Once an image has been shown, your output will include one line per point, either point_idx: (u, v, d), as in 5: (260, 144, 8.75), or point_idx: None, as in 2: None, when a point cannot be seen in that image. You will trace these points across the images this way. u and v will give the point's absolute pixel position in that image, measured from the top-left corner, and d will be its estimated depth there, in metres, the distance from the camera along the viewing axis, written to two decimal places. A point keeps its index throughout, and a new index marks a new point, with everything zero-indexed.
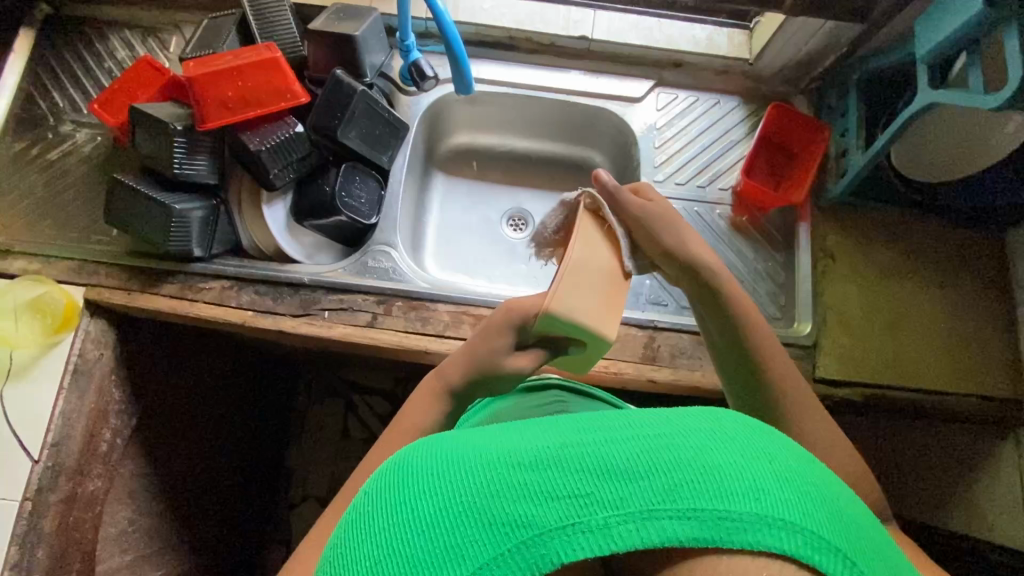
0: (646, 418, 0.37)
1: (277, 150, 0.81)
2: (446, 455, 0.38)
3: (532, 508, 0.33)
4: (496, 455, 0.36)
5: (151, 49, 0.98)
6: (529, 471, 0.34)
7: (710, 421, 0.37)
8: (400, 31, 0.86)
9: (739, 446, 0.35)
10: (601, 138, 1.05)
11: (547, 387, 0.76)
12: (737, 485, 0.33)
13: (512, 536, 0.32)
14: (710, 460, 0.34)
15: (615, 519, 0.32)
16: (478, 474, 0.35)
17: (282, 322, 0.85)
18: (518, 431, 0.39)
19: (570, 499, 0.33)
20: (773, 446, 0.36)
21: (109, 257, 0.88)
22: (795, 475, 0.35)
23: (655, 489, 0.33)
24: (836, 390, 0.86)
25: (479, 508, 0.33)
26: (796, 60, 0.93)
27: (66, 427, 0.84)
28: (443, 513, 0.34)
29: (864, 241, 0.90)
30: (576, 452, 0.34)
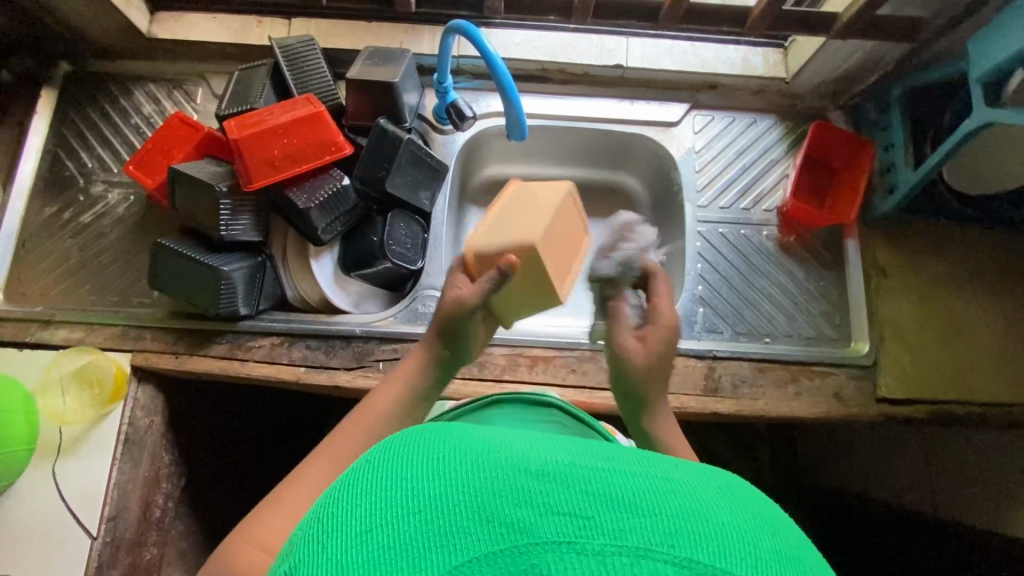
0: (660, 463, 0.34)
1: (325, 205, 0.79)
2: (451, 443, 0.35)
3: (532, 514, 0.29)
4: (505, 458, 0.32)
5: (177, 102, 0.97)
6: (534, 479, 0.30)
7: (728, 488, 0.34)
8: (438, 73, 0.85)
9: (756, 518, 0.31)
10: (635, 163, 1.04)
11: (546, 403, 0.70)
12: (749, 555, 0.28)
13: (504, 539, 0.28)
14: (724, 521, 0.30)
15: (611, 547, 0.27)
16: (483, 470, 0.31)
17: (337, 376, 0.83)
18: (523, 445, 0.36)
19: (569, 516, 0.28)
20: (791, 536, 0.32)
21: (153, 320, 0.86)
22: (813, 569, 0.30)
23: (663, 530, 0.28)
24: (901, 409, 0.85)
25: (470, 505, 0.29)
26: (834, 77, 0.92)
27: (122, 499, 0.81)
28: (436, 501, 0.30)
29: (915, 255, 0.89)
30: (584, 473, 0.31)
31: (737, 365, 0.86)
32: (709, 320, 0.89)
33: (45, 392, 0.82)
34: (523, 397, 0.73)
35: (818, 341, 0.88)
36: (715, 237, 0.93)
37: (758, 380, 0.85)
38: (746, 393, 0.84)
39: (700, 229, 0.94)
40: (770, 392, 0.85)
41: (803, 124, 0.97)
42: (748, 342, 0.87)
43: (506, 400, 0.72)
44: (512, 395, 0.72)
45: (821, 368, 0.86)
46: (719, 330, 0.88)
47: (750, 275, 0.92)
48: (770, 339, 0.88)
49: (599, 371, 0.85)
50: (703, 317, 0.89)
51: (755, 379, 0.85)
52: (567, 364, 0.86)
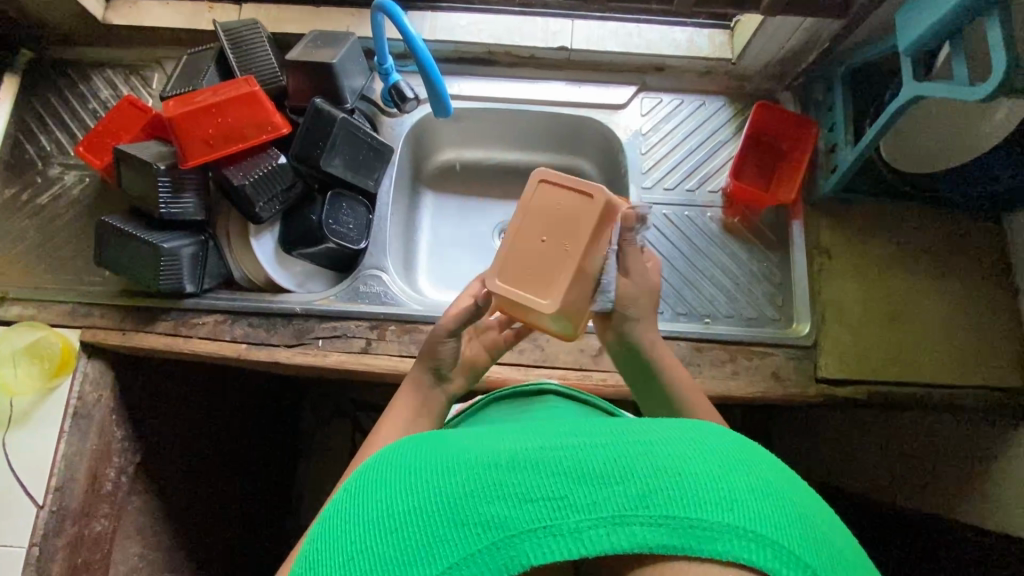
0: (625, 428, 0.39)
1: (261, 183, 0.81)
2: (434, 457, 0.40)
3: (507, 509, 0.34)
4: (481, 460, 0.38)
5: (133, 87, 0.99)
6: (511, 474, 0.36)
7: (691, 433, 0.38)
8: (378, 55, 0.86)
9: (715, 456, 0.36)
10: (587, 146, 1.04)
11: (538, 391, 0.73)
12: (709, 494, 0.34)
13: (484, 536, 0.34)
14: (685, 471, 0.35)
15: (586, 523, 0.33)
16: (462, 476, 0.37)
17: (276, 353, 0.84)
18: (506, 437, 0.41)
19: (545, 502, 0.34)
20: (752, 459, 0.37)
21: (102, 298, 0.88)
22: (770, 487, 0.36)
23: (628, 495, 0.34)
24: (840, 390, 0.84)
25: (462, 507, 0.35)
26: (778, 57, 0.92)
27: (69, 470, 0.84)
28: (424, 511, 0.36)
29: (859, 236, 0.89)
30: (555, 456, 0.36)
31: (676, 345, 0.86)
32: None
33: None
34: (518, 389, 0.75)
35: (760, 321, 0.88)
36: (658, 219, 0.93)
37: (696, 360, 0.85)
38: None
39: (644, 211, 0.94)
40: (708, 372, 0.85)
41: (751, 105, 0.97)
42: (687, 322, 0.87)
43: (508, 394, 0.74)
44: (506, 391, 0.74)
45: (760, 348, 0.86)
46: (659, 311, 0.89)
47: (693, 256, 0.91)
48: (710, 319, 0.88)
49: (536, 349, 0.86)
50: None
51: (692, 359, 0.85)
52: None
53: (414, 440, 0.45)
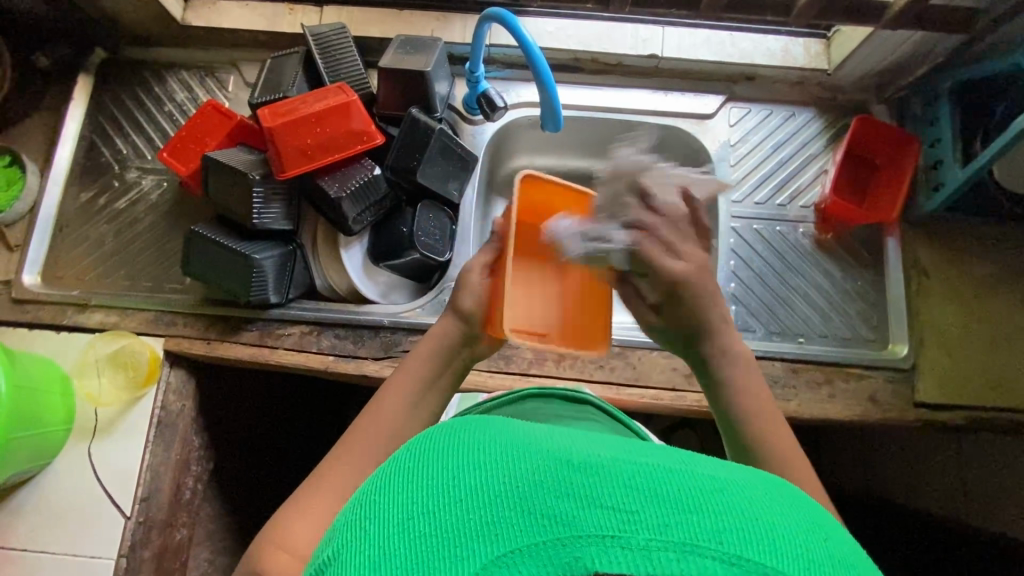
0: (702, 458, 0.34)
1: (357, 195, 0.79)
2: (492, 432, 0.35)
3: (573, 509, 0.29)
4: (547, 450, 0.32)
5: (209, 89, 0.97)
6: (577, 472, 0.30)
7: (771, 488, 0.33)
8: (471, 62, 0.84)
9: (802, 521, 0.31)
10: (668, 156, 1.02)
11: (583, 402, 0.70)
12: (794, 552, 0.28)
13: (545, 529, 0.29)
14: (771, 521, 0.29)
15: (658, 544, 0.28)
16: (524, 462, 0.32)
17: (364, 367, 0.83)
18: (566, 435, 0.36)
19: (612, 510, 0.29)
20: (836, 534, 0.32)
21: (185, 306, 0.87)
22: (860, 571, 0.30)
23: (709, 526, 0.28)
24: (939, 414, 0.82)
25: (522, 493, 0.30)
26: (879, 70, 0.89)
27: (154, 480, 0.83)
28: (477, 492, 0.31)
29: (959, 256, 0.86)
30: (629, 466, 0.31)
31: (770, 366, 0.84)
32: (741, 318, 0.87)
33: (82, 374, 0.84)
34: (560, 394, 0.72)
35: (857, 343, 0.86)
36: (749, 234, 0.91)
37: (791, 381, 0.83)
38: (778, 394, 0.82)
39: (734, 225, 0.91)
40: (803, 394, 0.83)
41: (843, 117, 0.94)
42: (781, 342, 0.85)
43: (549, 394, 0.72)
44: (549, 393, 0.72)
45: (856, 370, 0.84)
46: (751, 329, 0.87)
47: (785, 272, 0.89)
48: (805, 339, 0.86)
49: (627, 368, 0.84)
50: (735, 315, 0.87)
51: (788, 380, 0.83)
52: (595, 359, 0.85)
53: (467, 416, 0.40)
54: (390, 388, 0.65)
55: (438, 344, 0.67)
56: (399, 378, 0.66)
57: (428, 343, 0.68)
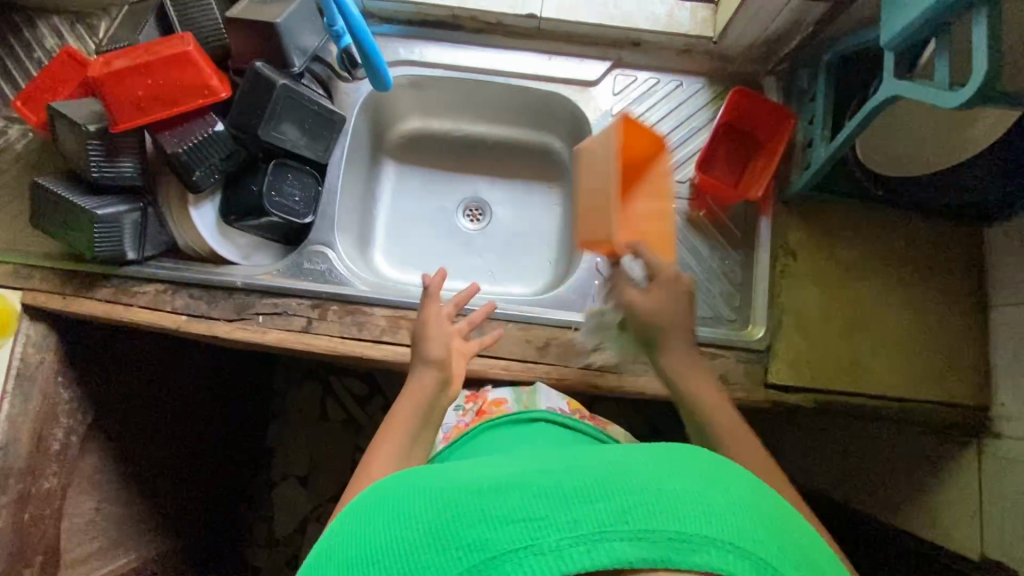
0: (605, 454, 0.39)
1: (197, 151, 0.77)
2: (422, 488, 0.40)
3: (487, 530, 0.33)
4: (469, 485, 0.37)
5: (80, 36, 0.95)
6: (489, 495, 0.35)
7: (669, 457, 0.38)
8: (327, 16, 0.80)
9: (692, 482, 0.36)
10: (558, 123, 1.00)
11: (534, 422, 0.72)
12: (692, 514, 0.33)
13: (468, 558, 0.33)
14: (663, 489, 0.35)
15: (568, 541, 0.32)
16: (442, 504, 0.36)
17: (215, 327, 0.83)
18: (490, 465, 0.41)
19: (524, 522, 0.33)
20: (728, 483, 0.38)
21: (43, 260, 0.86)
22: (745, 507, 0.36)
23: (608, 512, 0.33)
24: (786, 397, 0.82)
25: (444, 535, 0.34)
26: (763, 39, 0.85)
27: (11, 430, 0.85)
28: (404, 546, 0.35)
29: (828, 238, 0.84)
30: (536, 479, 0.36)
31: None
32: (602, 292, 0.86)
33: None
34: (508, 418, 0.73)
35: (715, 318, 0.85)
36: None
37: (643, 358, 0.83)
38: (627, 369, 0.82)
39: None
40: (655, 370, 0.82)
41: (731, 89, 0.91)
42: None
43: (498, 422, 0.73)
44: (499, 419, 0.74)
45: (711, 350, 0.83)
46: None
47: None
48: None
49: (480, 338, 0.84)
50: (597, 290, 0.86)
51: (639, 356, 0.83)
52: None
53: (389, 479, 0.45)
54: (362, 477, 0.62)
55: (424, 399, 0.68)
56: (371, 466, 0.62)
57: (416, 390, 0.68)
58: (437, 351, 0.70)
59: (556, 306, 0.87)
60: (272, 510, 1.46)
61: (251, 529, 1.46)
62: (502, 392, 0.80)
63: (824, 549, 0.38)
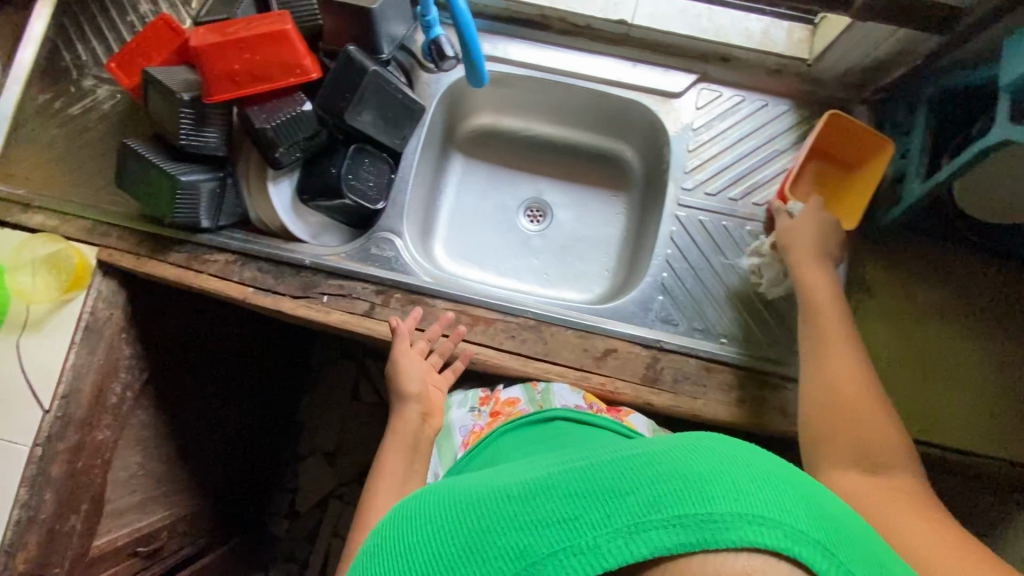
0: (628, 444, 0.37)
1: (283, 129, 0.78)
2: (450, 502, 0.38)
3: (519, 537, 0.32)
4: (496, 494, 0.36)
5: (172, 4, 0.96)
6: (516, 503, 0.34)
7: (692, 435, 0.36)
8: (421, 5, 0.80)
9: (719, 456, 0.33)
10: (633, 132, 0.98)
11: (549, 421, 0.72)
12: (723, 491, 0.31)
13: (505, 568, 0.31)
14: (689, 469, 0.32)
15: (602, 538, 0.31)
16: (472, 515, 0.35)
17: (281, 302, 0.84)
18: (515, 473, 0.39)
19: (556, 525, 0.32)
20: (750, 449, 0.35)
21: (121, 220, 0.89)
22: (775, 476, 0.33)
23: (637, 503, 0.31)
24: None
25: (477, 546, 0.33)
26: (862, 66, 0.82)
27: (75, 380, 0.87)
28: (438, 562, 0.34)
29: (906, 278, 0.82)
30: (560, 479, 0.34)
31: (684, 361, 0.82)
32: (666, 309, 0.85)
33: (15, 270, 0.86)
34: (524, 419, 0.73)
35: (781, 350, 0.82)
36: (693, 225, 0.87)
37: (702, 380, 0.81)
38: (686, 390, 0.81)
39: (679, 213, 0.88)
40: (713, 395, 0.81)
41: (819, 114, 0.88)
42: (701, 339, 0.83)
43: (515, 424, 0.73)
44: (517, 420, 0.74)
45: (773, 380, 0.81)
46: (674, 322, 0.84)
47: (722, 269, 0.86)
48: (726, 340, 0.83)
49: (538, 342, 0.83)
50: (661, 306, 0.85)
51: (699, 378, 0.81)
52: (508, 330, 0.83)
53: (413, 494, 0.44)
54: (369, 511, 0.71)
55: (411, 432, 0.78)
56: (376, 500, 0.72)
57: (403, 424, 0.79)
58: (415, 387, 0.80)
59: (616, 317, 0.85)
60: (297, 483, 1.49)
61: (275, 499, 1.48)
62: (513, 391, 0.80)
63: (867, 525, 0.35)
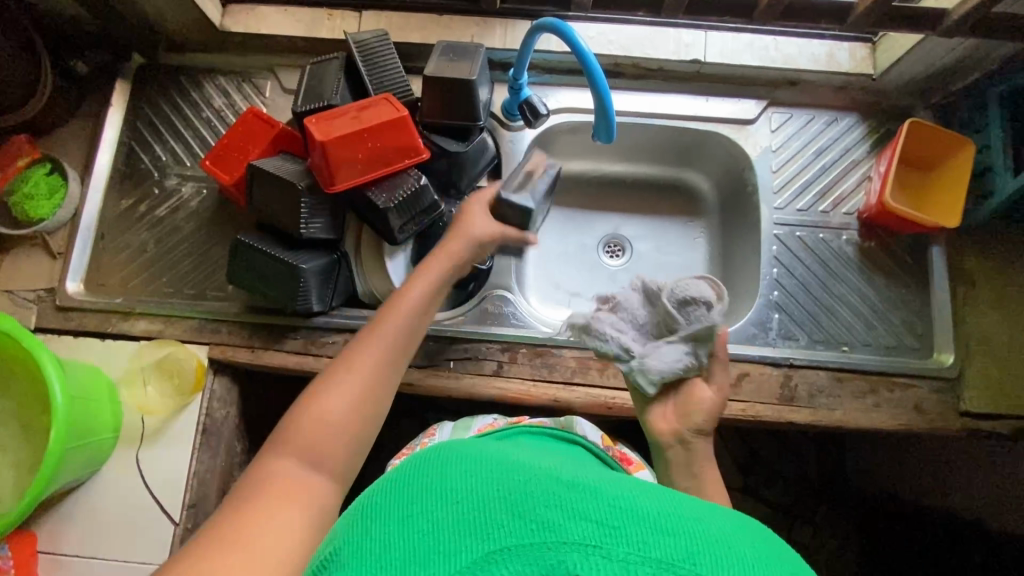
0: (671, 499, 0.39)
1: (403, 206, 0.78)
2: (502, 462, 0.42)
3: (563, 518, 0.35)
4: (546, 476, 0.39)
5: (247, 95, 0.97)
6: (568, 491, 0.37)
7: (735, 528, 0.39)
8: (515, 70, 0.83)
9: (758, 559, 0.36)
10: (706, 160, 1.02)
11: (572, 443, 0.67)
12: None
13: (538, 535, 0.34)
14: (729, 548, 0.36)
15: (632, 556, 0.33)
16: (523, 481, 0.39)
17: (409, 374, 0.83)
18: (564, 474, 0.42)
19: (597, 523, 0.35)
20: (778, 560, 0.38)
21: (227, 314, 0.87)
22: None
23: (677, 547, 0.34)
24: (984, 423, 0.82)
25: (523, 502, 0.36)
26: (927, 74, 0.88)
27: (201, 488, 0.84)
28: (485, 498, 0.38)
29: (1003, 264, 0.86)
30: (612, 496, 0.37)
31: (815, 374, 0.84)
32: (785, 326, 0.87)
33: (129, 382, 0.85)
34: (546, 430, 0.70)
35: (902, 350, 0.85)
36: (793, 241, 0.90)
37: (836, 391, 0.83)
38: (823, 403, 0.82)
39: (776, 232, 0.91)
40: (848, 403, 0.83)
41: (888, 122, 0.93)
42: (826, 350, 0.85)
43: (529, 432, 0.68)
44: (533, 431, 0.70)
45: (901, 380, 0.83)
46: (795, 337, 0.86)
47: (828, 280, 0.89)
48: (848, 347, 0.85)
49: None
50: (779, 324, 0.87)
51: (833, 389, 0.83)
52: None
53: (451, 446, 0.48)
54: (351, 361, 0.63)
55: (421, 295, 0.68)
56: (365, 346, 0.64)
57: (416, 281, 0.69)
58: (449, 254, 0.72)
59: (739, 340, 0.86)
60: None
61: None
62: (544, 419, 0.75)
63: None
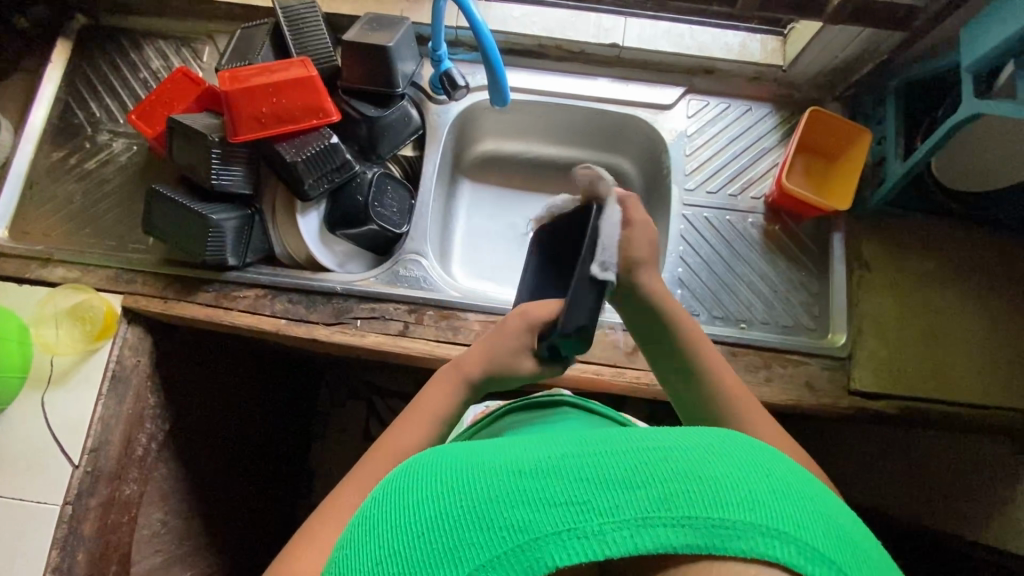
0: (638, 431, 0.34)
1: (312, 161, 0.82)
2: (456, 459, 0.35)
3: (530, 513, 0.30)
4: (501, 463, 0.33)
5: (184, 59, 1.00)
6: (528, 478, 0.31)
7: (708, 438, 0.33)
8: (434, 41, 0.87)
9: (741, 468, 0.31)
10: (630, 145, 1.05)
11: (557, 403, 0.71)
12: (739, 496, 0.30)
13: (509, 539, 0.29)
14: (708, 472, 0.30)
15: (608, 525, 0.29)
16: (477, 481, 0.32)
17: (315, 331, 0.85)
18: (520, 441, 0.36)
19: (566, 506, 0.30)
20: (760, 455, 0.33)
21: (145, 266, 0.90)
22: (791, 486, 0.32)
23: (649, 497, 0.29)
24: (872, 403, 0.84)
25: (482, 511, 0.31)
26: (831, 67, 0.92)
27: (104, 432, 0.85)
28: (441, 517, 0.31)
29: (899, 251, 0.89)
30: (575, 459, 0.31)
31: (711, 348, 0.86)
32: (686, 301, 0.89)
33: (38, 324, 0.86)
34: (536, 399, 0.74)
35: (798, 330, 0.88)
36: (700, 221, 0.93)
37: (730, 364, 0.85)
38: None
39: (685, 212, 0.94)
40: (741, 377, 0.85)
41: (798, 113, 0.97)
42: (724, 326, 0.87)
43: (522, 404, 0.74)
44: (524, 401, 0.74)
45: (795, 357, 0.86)
46: (695, 313, 0.89)
47: (732, 260, 0.91)
48: (746, 324, 0.88)
49: None
50: (682, 300, 0.90)
51: (727, 362, 0.85)
52: None
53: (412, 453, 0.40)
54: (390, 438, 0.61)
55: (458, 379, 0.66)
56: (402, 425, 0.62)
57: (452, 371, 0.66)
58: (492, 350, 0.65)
59: None
60: None
61: None
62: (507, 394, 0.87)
63: (861, 525, 0.34)
